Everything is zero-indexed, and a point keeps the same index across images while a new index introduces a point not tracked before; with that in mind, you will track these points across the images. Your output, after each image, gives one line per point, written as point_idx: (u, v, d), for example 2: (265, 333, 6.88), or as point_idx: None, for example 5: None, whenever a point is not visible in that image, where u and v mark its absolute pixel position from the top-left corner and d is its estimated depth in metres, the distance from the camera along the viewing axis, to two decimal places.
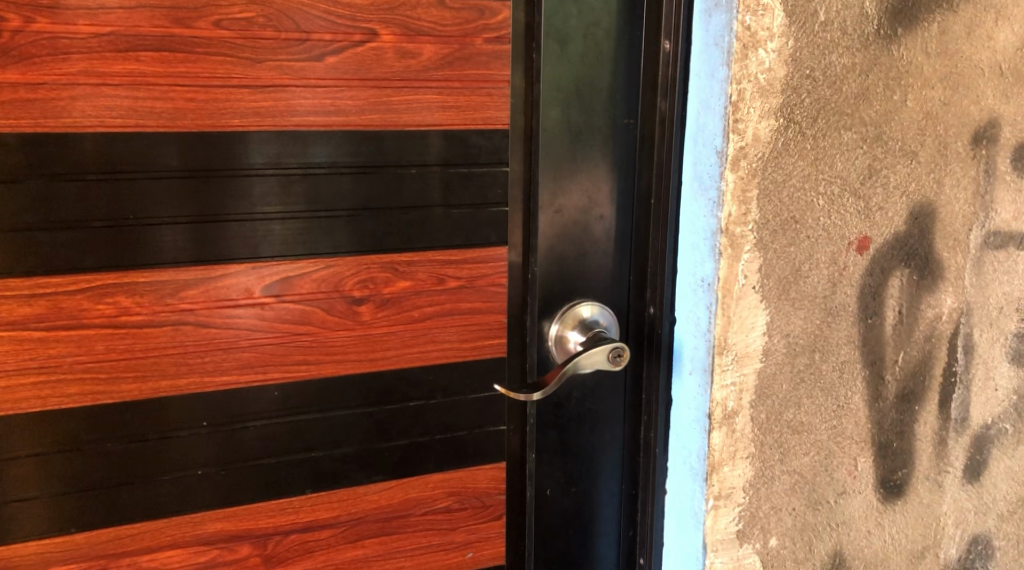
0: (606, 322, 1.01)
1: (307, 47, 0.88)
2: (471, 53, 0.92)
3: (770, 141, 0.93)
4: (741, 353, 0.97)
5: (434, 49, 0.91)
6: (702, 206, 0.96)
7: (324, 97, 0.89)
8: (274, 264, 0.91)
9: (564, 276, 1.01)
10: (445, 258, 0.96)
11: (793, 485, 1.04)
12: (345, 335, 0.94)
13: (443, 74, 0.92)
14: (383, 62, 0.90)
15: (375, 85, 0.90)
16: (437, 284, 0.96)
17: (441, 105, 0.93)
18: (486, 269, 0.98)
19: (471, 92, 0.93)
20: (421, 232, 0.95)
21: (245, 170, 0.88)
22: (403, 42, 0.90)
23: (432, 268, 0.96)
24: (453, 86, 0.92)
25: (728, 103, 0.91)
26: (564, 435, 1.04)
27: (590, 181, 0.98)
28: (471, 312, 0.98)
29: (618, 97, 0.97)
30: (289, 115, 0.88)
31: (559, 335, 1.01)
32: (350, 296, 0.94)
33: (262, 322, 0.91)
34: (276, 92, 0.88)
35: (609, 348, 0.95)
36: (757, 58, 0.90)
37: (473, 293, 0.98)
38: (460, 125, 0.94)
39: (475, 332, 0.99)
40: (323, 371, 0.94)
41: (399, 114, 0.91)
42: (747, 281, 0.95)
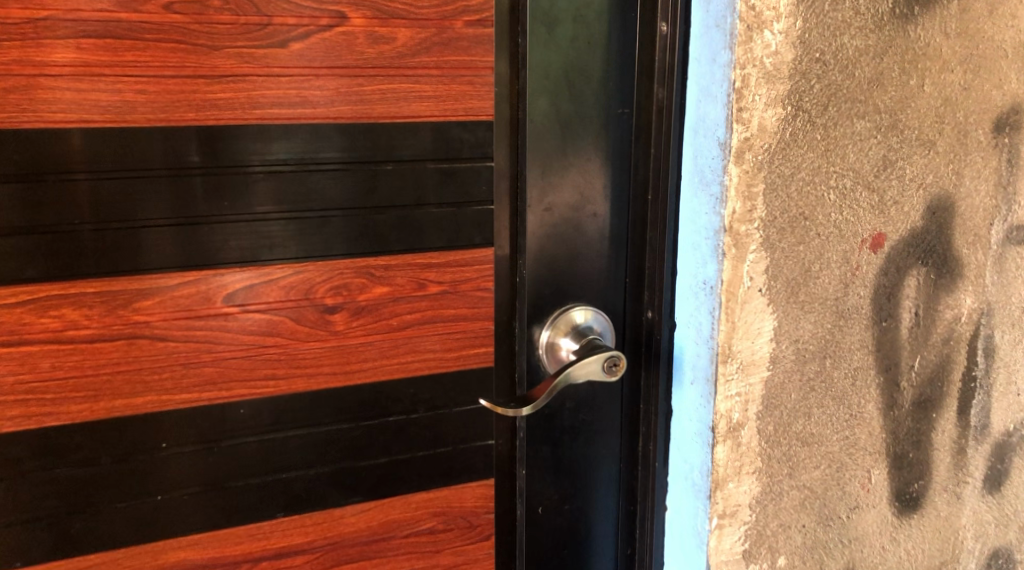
0: (600, 328, 0.94)
1: (269, 32, 0.80)
2: (450, 37, 0.85)
3: (777, 132, 0.85)
4: (748, 361, 0.90)
5: (409, 34, 0.83)
6: (703, 203, 0.88)
7: (289, 87, 0.81)
8: (238, 270, 0.83)
9: (554, 278, 0.93)
10: (426, 261, 0.89)
11: (803, 501, 0.96)
12: (318, 347, 0.87)
13: (420, 60, 0.84)
14: (354, 48, 0.82)
15: (346, 74, 0.82)
16: (417, 289, 0.89)
17: (418, 95, 0.85)
18: (470, 273, 0.90)
19: (451, 80, 0.86)
20: (399, 234, 0.87)
21: (203, 168, 0.81)
22: (375, 26, 0.82)
23: (411, 272, 0.88)
24: (430, 74, 0.85)
25: (731, 90, 0.83)
26: (557, 449, 0.97)
27: (581, 176, 0.91)
28: (455, 319, 0.91)
29: (611, 85, 0.90)
30: (250, 107, 0.81)
31: (551, 343, 0.94)
32: (322, 304, 0.86)
33: (226, 333, 0.84)
34: (236, 82, 0.80)
35: (605, 356, 0.88)
36: (763, 41, 0.83)
37: (456, 298, 0.90)
38: (440, 116, 0.86)
39: (460, 341, 0.91)
40: (294, 385, 0.87)
41: (372, 105, 0.84)
42: (753, 283, 0.88)
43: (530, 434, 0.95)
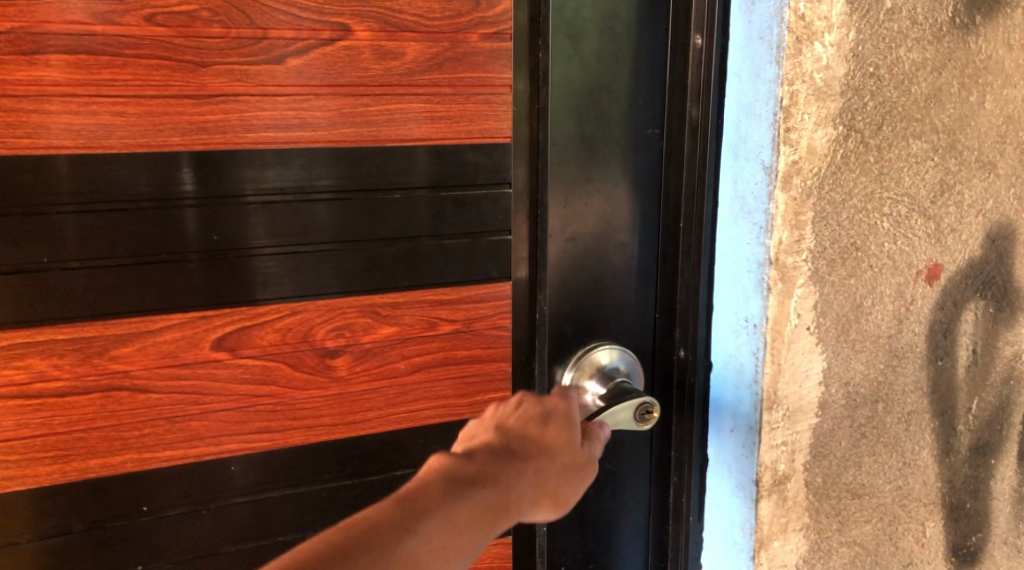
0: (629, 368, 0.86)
1: (265, 47, 0.71)
2: (464, 52, 0.76)
3: (827, 154, 0.77)
4: (795, 407, 0.81)
5: (419, 48, 0.75)
6: (746, 233, 0.79)
7: (287, 107, 0.73)
8: (228, 312, 0.75)
9: (579, 314, 0.85)
10: (437, 298, 0.80)
11: (853, 559, 0.88)
12: (317, 396, 0.78)
13: (431, 77, 0.76)
14: (358, 64, 0.74)
15: (350, 93, 0.74)
16: (428, 330, 0.80)
17: (429, 116, 0.76)
18: (485, 310, 0.81)
19: (466, 99, 0.77)
20: (409, 268, 0.79)
21: (191, 198, 0.72)
22: (382, 39, 0.74)
23: (421, 310, 0.80)
24: (442, 92, 0.76)
25: (779, 108, 0.75)
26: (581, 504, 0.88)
27: (607, 202, 0.83)
28: (469, 362, 0.82)
29: (640, 104, 0.82)
30: (242, 130, 0.72)
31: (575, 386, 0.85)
32: (322, 348, 0.77)
33: (214, 383, 0.75)
34: (227, 103, 0.71)
35: (636, 403, 0.79)
36: (813, 54, 0.74)
37: (472, 338, 0.82)
38: (454, 138, 0.78)
39: (475, 386, 0.83)
40: (292, 438, 0.78)
41: (378, 127, 0.75)
42: (801, 320, 0.79)
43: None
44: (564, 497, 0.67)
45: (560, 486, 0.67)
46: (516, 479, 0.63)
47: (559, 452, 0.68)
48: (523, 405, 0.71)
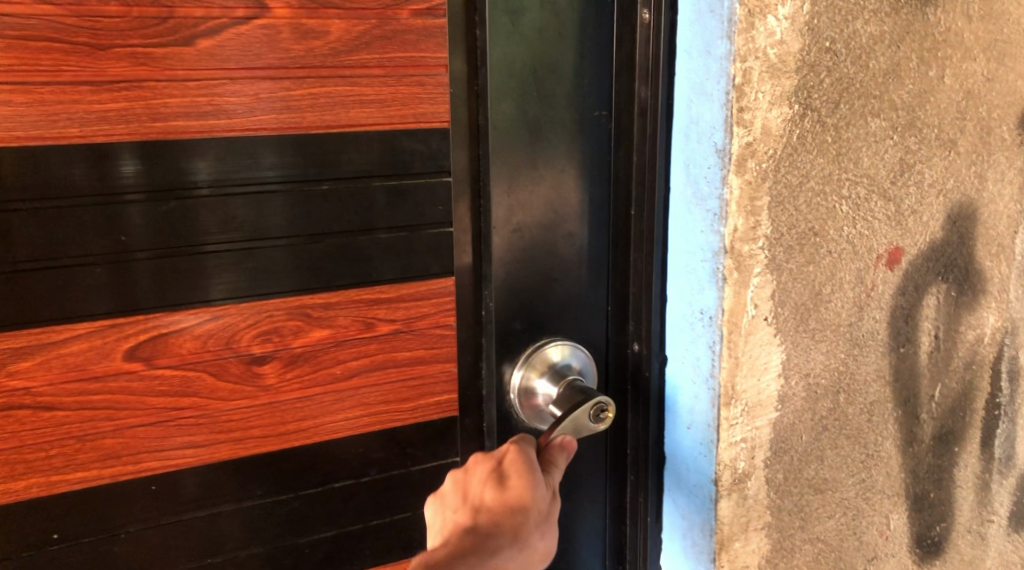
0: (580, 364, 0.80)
1: (172, 26, 0.65)
2: (395, 30, 0.70)
3: (783, 135, 0.73)
4: (753, 402, 0.77)
5: (344, 26, 0.69)
6: (699, 220, 0.75)
7: (200, 92, 0.67)
8: (140, 319, 0.68)
9: (529, 310, 0.79)
10: (373, 297, 0.75)
11: (816, 556, 0.84)
12: (245, 405, 0.73)
13: (359, 58, 0.70)
14: (278, 44, 0.67)
15: (269, 76, 0.68)
16: (364, 331, 0.75)
17: (359, 100, 0.71)
18: (427, 308, 0.77)
19: (398, 81, 0.71)
20: (341, 265, 0.73)
21: (104, 193, 0.66)
22: (303, 17, 0.68)
23: (356, 311, 0.74)
24: (373, 75, 0.70)
25: (731, 86, 0.70)
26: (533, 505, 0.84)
27: (555, 190, 0.77)
28: (410, 363, 0.77)
29: (587, 83, 0.76)
30: (150, 119, 0.66)
31: (525, 387, 0.79)
32: (248, 354, 0.72)
33: (128, 397, 0.69)
34: (130, 89, 0.65)
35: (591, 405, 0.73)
36: (766, 28, 0.70)
37: (413, 337, 0.77)
38: (386, 124, 0.72)
39: (419, 387, 0.78)
40: (218, 452, 0.73)
41: (303, 112, 0.69)
42: (758, 311, 0.75)
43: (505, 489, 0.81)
44: (533, 550, 0.66)
45: (524, 540, 0.66)
46: (480, 555, 0.64)
47: (522, 504, 0.67)
48: (476, 465, 0.70)
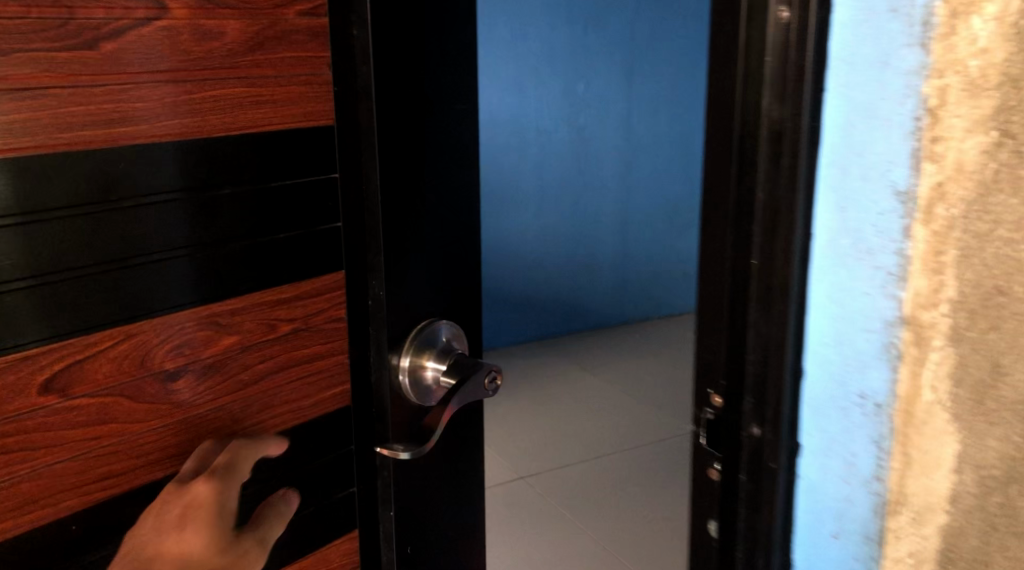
0: (454, 337, 0.93)
1: (72, 28, 0.66)
2: (284, 29, 0.79)
3: (980, 169, 0.55)
4: (925, 511, 0.62)
5: (239, 27, 0.76)
6: (862, 280, 0.61)
7: (104, 98, 0.69)
8: (52, 353, 0.69)
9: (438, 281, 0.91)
10: (277, 300, 0.84)
11: None
12: (162, 421, 0.77)
13: (256, 57, 0.77)
14: (180, 44, 0.72)
15: (173, 78, 0.73)
16: (269, 332, 0.84)
17: (255, 98, 0.78)
18: (322, 305, 0.87)
19: (289, 80, 0.80)
20: (246, 272, 0.81)
21: (18, 208, 0.66)
22: (200, 16, 0.73)
23: (262, 314, 0.83)
24: (266, 75, 0.79)
25: (922, 110, 0.56)
26: (428, 497, 0.96)
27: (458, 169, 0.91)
28: (309, 361, 0.87)
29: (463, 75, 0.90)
30: (58, 130, 0.67)
31: (415, 364, 0.90)
32: (163, 373, 0.76)
33: (52, 429, 0.70)
34: (38, 96, 0.65)
35: (487, 371, 0.92)
36: (968, 33, 0.54)
37: (310, 336, 0.87)
38: (276, 139, 0.80)
39: (317, 383, 0.89)
40: (141, 470, 0.76)
41: (208, 114, 0.75)
42: (937, 398, 0.59)
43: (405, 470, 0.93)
44: None
45: None
46: None
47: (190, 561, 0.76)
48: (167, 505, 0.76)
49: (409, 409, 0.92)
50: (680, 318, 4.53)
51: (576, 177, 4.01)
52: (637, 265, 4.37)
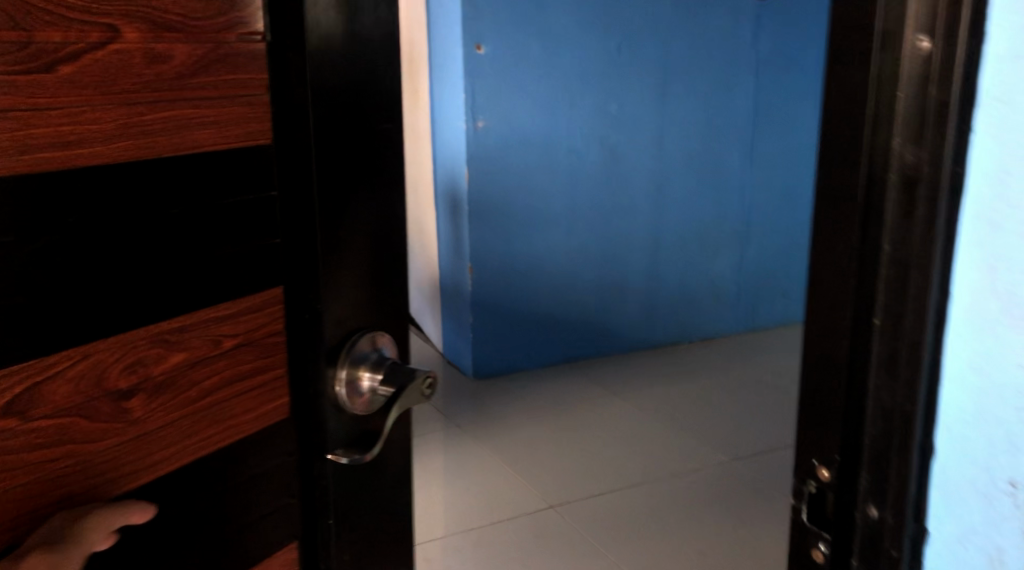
0: (384, 350, 1.23)
1: (36, 51, 0.83)
2: (226, 50, 1.00)
3: None
4: None
5: (186, 49, 0.96)
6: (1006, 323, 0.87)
7: (64, 119, 0.86)
8: (19, 383, 0.85)
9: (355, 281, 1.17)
10: (221, 317, 1.03)
11: None
12: (113, 434, 0.95)
13: (198, 82, 0.97)
14: (133, 67, 0.91)
15: (127, 100, 0.91)
16: (214, 348, 1.04)
17: (204, 119, 0.98)
18: (263, 319, 1.09)
19: (231, 102, 1.01)
20: (180, 287, 0.98)
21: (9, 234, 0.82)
22: (151, 44, 0.92)
23: (208, 332, 1.02)
24: (206, 94, 0.98)
25: None
26: (351, 493, 1.24)
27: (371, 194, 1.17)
28: (247, 374, 1.09)
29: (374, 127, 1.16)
30: (22, 153, 0.83)
31: (353, 378, 1.18)
32: (116, 392, 0.94)
33: (14, 450, 0.86)
34: (15, 110, 0.82)
35: (423, 380, 1.20)
36: None
37: (251, 353, 1.09)
38: (218, 185, 1.01)
39: (224, 411, 1.07)
40: (95, 463, 0.93)
41: (157, 137, 0.94)
42: None
43: (338, 470, 1.22)
44: None
45: None
46: None
47: None
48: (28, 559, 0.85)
49: (346, 414, 1.20)
50: (686, 353, 5.27)
51: (602, 220, 5.01)
52: (654, 299, 5.27)
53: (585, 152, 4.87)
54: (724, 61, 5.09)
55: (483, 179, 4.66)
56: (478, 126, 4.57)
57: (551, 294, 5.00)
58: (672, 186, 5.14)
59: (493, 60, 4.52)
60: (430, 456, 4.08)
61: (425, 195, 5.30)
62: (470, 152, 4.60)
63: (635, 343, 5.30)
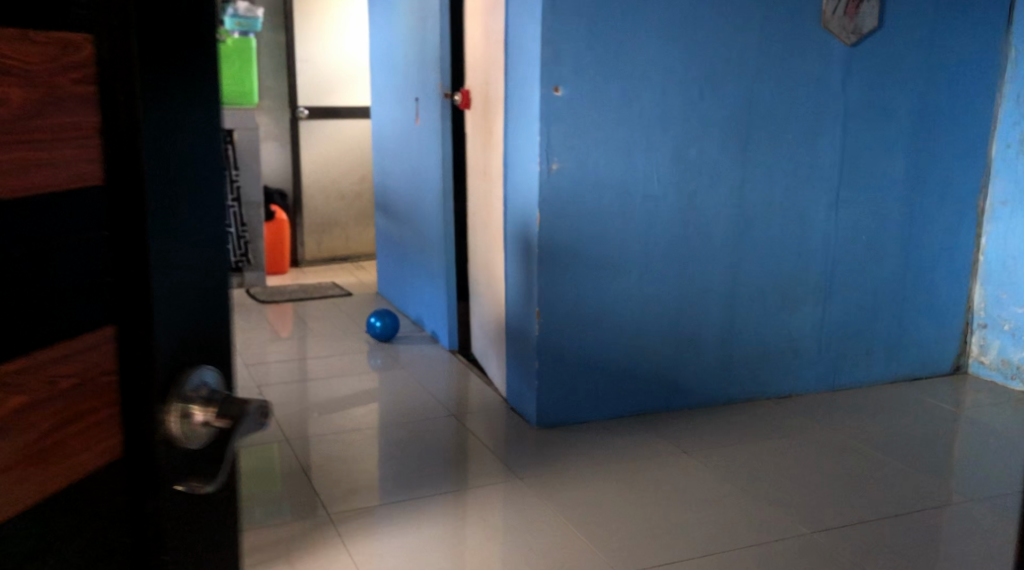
0: (209, 377, 1.19)
1: None
2: (59, 92, 0.99)
3: None
4: None
5: (19, 91, 0.95)
6: None
7: None
8: None
9: (185, 315, 1.14)
10: (58, 354, 1.02)
11: None
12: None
13: (34, 121, 0.97)
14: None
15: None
16: (52, 386, 1.02)
17: (35, 161, 0.97)
18: (96, 357, 1.07)
19: (60, 139, 1.00)
20: (18, 329, 0.96)
21: None
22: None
23: (46, 371, 1.01)
24: (40, 137, 0.98)
25: None
26: (188, 535, 1.19)
27: (198, 225, 1.14)
28: (85, 410, 1.06)
29: (199, 154, 1.13)
30: None
31: (190, 412, 1.15)
32: None
33: None
34: None
35: (259, 410, 1.21)
36: None
37: (89, 389, 1.06)
38: (46, 225, 0.99)
39: (74, 445, 1.06)
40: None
41: (2, 180, 0.93)
42: None
43: (175, 509, 1.17)
44: None
45: None
46: None
47: None
48: None
49: (178, 449, 1.15)
50: (760, 410, 5.03)
51: (680, 269, 4.83)
52: (731, 353, 5.05)
53: (663, 198, 4.71)
54: (810, 107, 4.90)
55: (557, 224, 4.52)
56: (552, 168, 4.45)
57: (621, 343, 4.81)
58: (754, 235, 4.94)
59: (571, 103, 4.42)
60: (487, 509, 3.92)
61: (494, 236, 5.18)
62: (543, 193, 4.47)
63: (708, 398, 5.05)
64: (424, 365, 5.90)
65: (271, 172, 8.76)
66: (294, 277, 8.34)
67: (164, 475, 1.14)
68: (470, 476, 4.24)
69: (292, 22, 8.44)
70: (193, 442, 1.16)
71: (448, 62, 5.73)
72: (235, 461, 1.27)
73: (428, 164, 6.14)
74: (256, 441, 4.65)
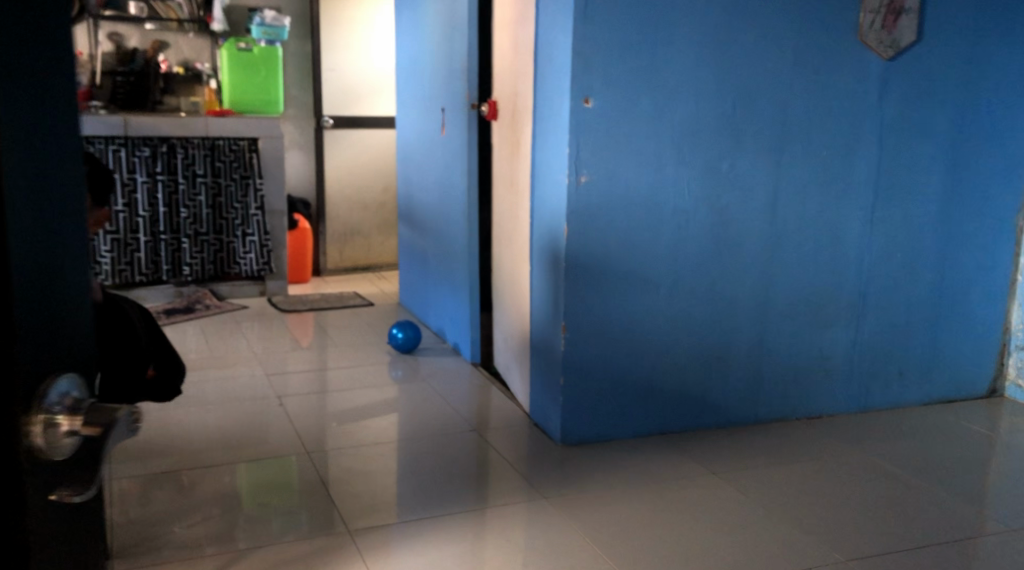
0: (75, 384, 1.18)
1: None
2: None
3: None
4: None
5: None
6: None
7: None
8: None
9: (52, 318, 1.15)
10: None
11: None
12: None
13: None
14: None
15: None
16: None
17: None
18: None
19: None
20: None
21: None
22: None
23: None
24: None
25: None
26: (56, 551, 1.18)
27: (62, 229, 1.16)
28: None
29: (59, 160, 1.15)
30: None
31: (62, 420, 1.14)
32: None
33: None
34: None
35: (131, 416, 1.24)
36: None
37: None
38: None
39: None
40: None
41: None
42: None
43: (49, 525, 1.16)
44: None
45: None
46: None
47: None
48: None
49: (47, 460, 1.14)
50: (790, 430, 4.91)
51: (710, 284, 4.74)
52: (761, 371, 4.94)
53: (694, 212, 4.62)
54: (846, 121, 4.80)
55: (585, 237, 4.44)
56: (581, 181, 4.37)
57: (647, 359, 4.71)
58: (786, 251, 4.84)
59: (602, 114, 4.35)
60: (510, 528, 3.84)
61: (520, 249, 5.11)
62: (572, 206, 4.39)
63: (737, 417, 4.94)
64: (445, 378, 5.81)
65: (294, 181, 8.73)
66: (315, 287, 8.29)
67: (29, 490, 1.11)
68: (493, 493, 4.16)
69: (318, 31, 8.42)
70: (64, 451, 1.16)
71: (476, 73, 5.67)
72: (98, 471, 1.27)
73: (453, 175, 6.08)
74: (275, 454, 4.59)
